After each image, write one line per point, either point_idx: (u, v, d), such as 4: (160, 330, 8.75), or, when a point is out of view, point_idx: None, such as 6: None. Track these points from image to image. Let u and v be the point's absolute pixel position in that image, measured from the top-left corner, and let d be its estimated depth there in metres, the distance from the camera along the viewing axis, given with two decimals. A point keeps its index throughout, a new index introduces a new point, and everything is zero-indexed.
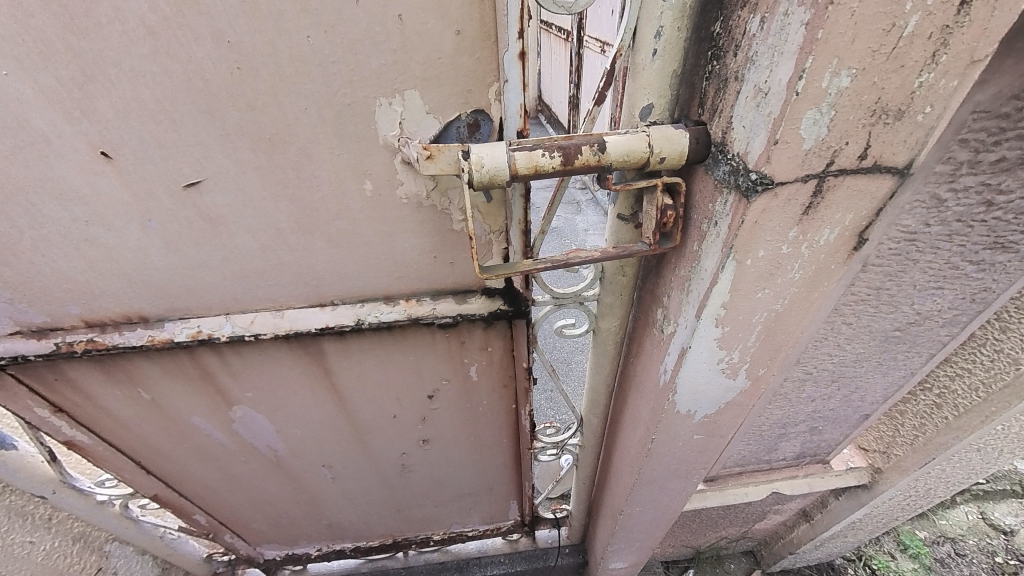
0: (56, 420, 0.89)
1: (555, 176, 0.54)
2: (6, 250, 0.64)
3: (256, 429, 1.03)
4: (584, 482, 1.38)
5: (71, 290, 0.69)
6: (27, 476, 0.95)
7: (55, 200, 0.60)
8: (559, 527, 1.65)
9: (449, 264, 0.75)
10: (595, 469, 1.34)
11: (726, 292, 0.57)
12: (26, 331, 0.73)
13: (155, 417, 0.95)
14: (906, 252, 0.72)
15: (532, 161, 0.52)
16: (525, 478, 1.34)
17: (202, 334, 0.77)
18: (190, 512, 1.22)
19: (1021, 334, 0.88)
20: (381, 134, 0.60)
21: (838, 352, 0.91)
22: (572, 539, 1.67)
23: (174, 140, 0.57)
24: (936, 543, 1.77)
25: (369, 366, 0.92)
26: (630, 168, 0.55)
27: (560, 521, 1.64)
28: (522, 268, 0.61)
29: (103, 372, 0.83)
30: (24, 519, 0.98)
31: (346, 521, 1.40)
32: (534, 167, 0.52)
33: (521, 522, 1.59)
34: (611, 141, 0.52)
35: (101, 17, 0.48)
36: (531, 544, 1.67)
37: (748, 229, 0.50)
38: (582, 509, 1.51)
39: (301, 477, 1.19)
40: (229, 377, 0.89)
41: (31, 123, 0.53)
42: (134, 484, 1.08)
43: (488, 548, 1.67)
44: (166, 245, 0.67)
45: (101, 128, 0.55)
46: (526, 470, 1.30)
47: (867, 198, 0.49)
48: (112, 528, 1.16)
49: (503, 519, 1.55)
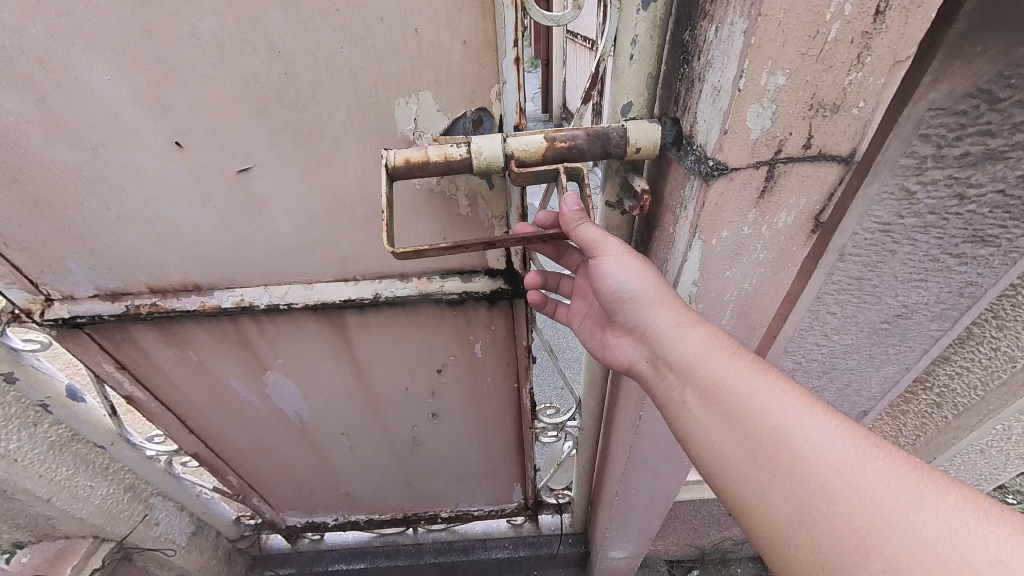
0: (120, 376, 1.03)
1: (554, 158, 0.63)
2: (92, 224, 0.77)
3: (285, 394, 1.14)
4: (586, 467, 1.43)
5: (142, 260, 0.83)
6: (93, 425, 1.09)
7: (135, 182, 0.73)
8: (561, 513, 1.71)
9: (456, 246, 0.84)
10: (595, 455, 1.39)
11: (697, 270, 0.64)
12: (103, 294, 0.87)
13: (201, 379, 1.08)
14: (882, 243, 0.76)
15: (443, 152, 0.62)
16: (528, 460, 1.41)
17: (245, 302, 0.89)
18: (224, 472, 1.35)
19: (1017, 332, 0.87)
20: (399, 129, 0.70)
21: (826, 342, 0.94)
22: (575, 527, 1.73)
23: (231, 133, 0.69)
24: None
25: (385, 340, 1.03)
26: (534, 160, 0.63)
27: (563, 507, 1.70)
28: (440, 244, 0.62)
29: (161, 334, 0.96)
30: (86, 464, 1.13)
31: (361, 492, 1.51)
32: (549, 143, 0.62)
33: (524, 506, 1.64)
34: (512, 138, 0.62)
35: (183, 34, 0.60)
36: (535, 531, 1.74)
37: (711, 210, 0.57)
38: (584, 496, 1.57)
39: (322, 445, 1.31)
40: (264, 344, 1.02)
41: (125, 121, 0.67)
42: (178, 441, 1.22)
43: (493, 531, 1.74)
44: (220, 223, 0.79)
45: (176, 123, 0.68)
46: (529, 452, 1.37)
47: (819, 183, 0.55)
48: (159, 484, 1.30)
49: (507, 502, 1.62)
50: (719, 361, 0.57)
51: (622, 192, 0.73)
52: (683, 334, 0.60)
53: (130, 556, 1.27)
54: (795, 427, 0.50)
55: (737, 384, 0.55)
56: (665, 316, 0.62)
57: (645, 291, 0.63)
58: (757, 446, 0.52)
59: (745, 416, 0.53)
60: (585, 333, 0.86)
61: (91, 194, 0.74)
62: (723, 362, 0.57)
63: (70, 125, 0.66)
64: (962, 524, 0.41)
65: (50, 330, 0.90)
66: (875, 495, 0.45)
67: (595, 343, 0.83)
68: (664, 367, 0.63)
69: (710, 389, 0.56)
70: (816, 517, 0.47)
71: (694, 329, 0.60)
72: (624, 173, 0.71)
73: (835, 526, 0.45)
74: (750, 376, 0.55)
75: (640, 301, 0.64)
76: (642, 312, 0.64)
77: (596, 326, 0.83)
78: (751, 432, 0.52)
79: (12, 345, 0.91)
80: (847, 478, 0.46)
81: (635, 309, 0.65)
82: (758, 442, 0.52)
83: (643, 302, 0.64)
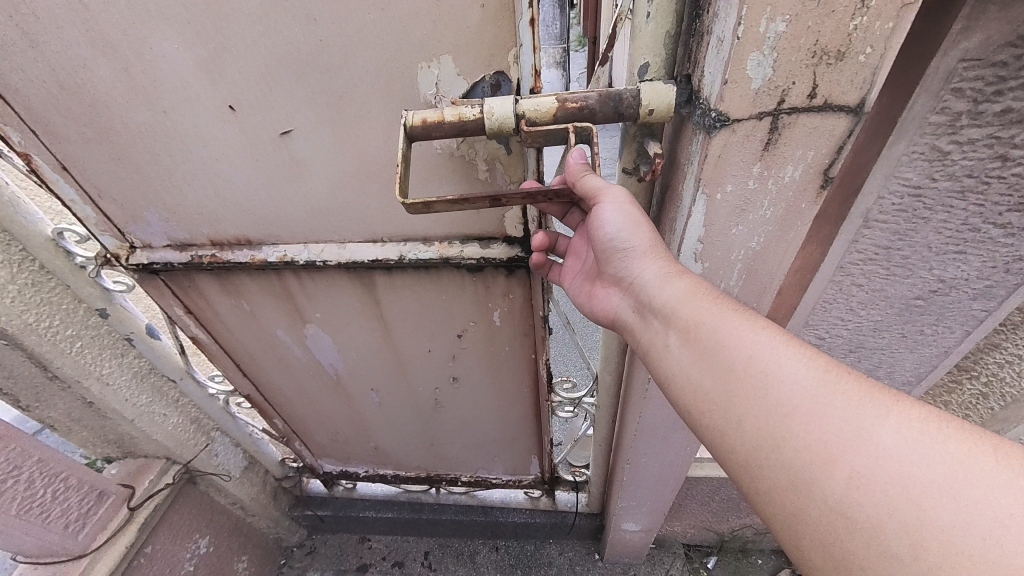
0: (186, 319, 1.19)
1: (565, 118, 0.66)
2: (164, 180, 0.90)
3: (323, 348, 1.26)
4: (602, 445, 1.47)
5: (203, 214, 0.95)
6: (166, 361, 1.27)
7: (198, 143, 0.84)
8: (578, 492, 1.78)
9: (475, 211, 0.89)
10: (611, 433, 1.42)
11: (701, 227, 0.65)
12: (173, 244, 1.01)
13: (252, 328, 1.22)
14: (912, 208, 0.72)
15: (458, 113, 0.67)
16: (545, 433, 1.46)
17: (287, 257, 1.00)
18: (271, 415, 1.51)
19: None
20: (421, 93, 0.75)
21: (851, 318, 0.91)
22: (591, 506, 1.76)
23: (274, 97, 0.78)
24: None
25: (410, 302, 1.11)
26: (544, 120, 0.66)
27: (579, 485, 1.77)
28: (447, 197, 0.67)
29: (219, 283, 1.10)
30: (161, 395, 1.31)
31: (389, 447, 1.63)
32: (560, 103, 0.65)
33: (541, 479, 1.70)
34: (524, 99, 0.66)
35: (235, 7, 0.69)
36: (551, 505, 1.80)
37: (713, 163, 0.58)
38: (600, 474, 1.60)
39: (355, 398, 1.43)
40: (304, 298, 1.13)
41: (189, 87, 0.77)
42: (234, 383, 1.39)
43: (511, 500, 1.83)
44: (266, 182, 0.89)
45: (229, 89, 0.77)
46: (546, 425, 1.42)
47: (826, 136, 0.55)
48: (218, 419, 1.49)
49: (524, 474, 1.68)
50: (703, 304, 0.61)
51: (639, 159, 0.73)
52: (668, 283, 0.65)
53: (195, 479, 1.46)
54: (769, 358, 0.55)
55: (717, 324, 0.59)
56: (652, 267, 0.67)
57: (639, 243, 0.66)
58: (732, 377, 0.56)
59: (723, 351, 0.58)
60: (573, 290, 0.91)
61: (163, 154, 0.86)
62: (706, 305, 0.61)
63: (147, 90, 0.78)
64: (920, 432, 0.47)
65: (133, 273, 1.06)
66: (844, 412, 0.49)
67: (584, 297, 0.88)
68: (648, 312, 0.68)
69: (691, 329, 0.61)
70: (788, 437, 0.51)
71: (679, 276, 0.65)
72: (642, 139, 0.70)
73: (805, 441, 0.50)
74: (731, 317, 0.59)
75: (632, 253, 0.68)
76: (632, 263, 0.68)
77: (585, 282, 0.87)
78: (727, 362, 0.57)
79: (105, 284, 1.09)
80: (814, 400, 0.51)
81: (626, 261, 0.69)
82: (734, 371, 0.56)
83: (634, 254, 0.67)
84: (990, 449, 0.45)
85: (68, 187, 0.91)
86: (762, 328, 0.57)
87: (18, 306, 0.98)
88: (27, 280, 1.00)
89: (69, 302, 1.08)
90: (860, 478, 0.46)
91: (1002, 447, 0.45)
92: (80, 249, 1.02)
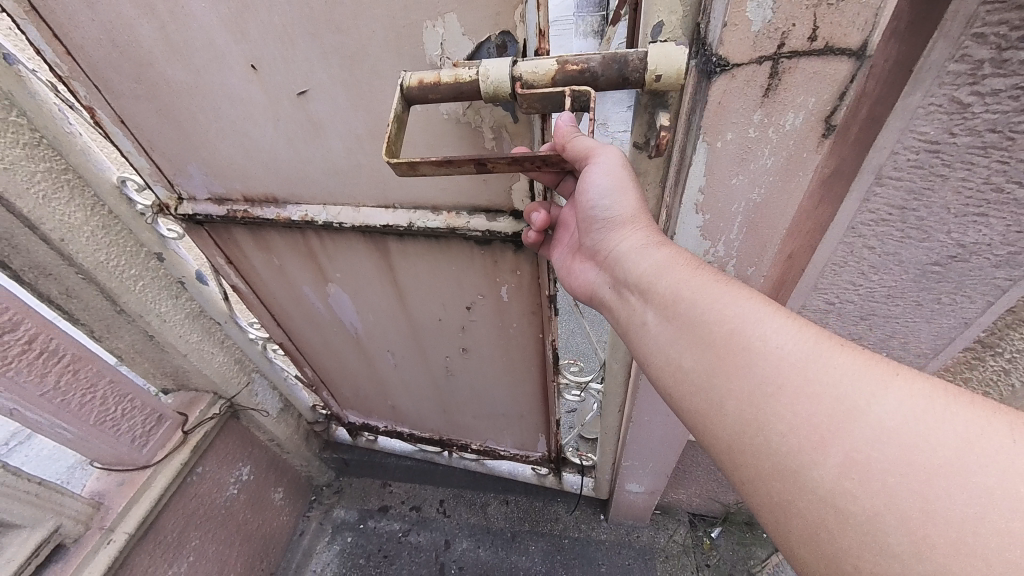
0: (227, 269, 1.31)
1: (564, 81, 0.67)
2: (202, 136, 0.99)
3: (344, 307, 1.37)
4: (608, 433, 1.48)
5: (237, 171, 1.04)
6: (212, 305, 1.42)
7: (230, 102, 0.92)
8: (583, 474, 1.83)
9: (483, 181, 0.92)
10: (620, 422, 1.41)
11: (702, 176, 0.67)
12: (212, 198, 1.12)
13: (282, 282, 1.33)
14: (928, 165, 0.71)
15: (456, 75, 0.70)
16: (551, 413, 1.51)
17: (308, 217, 1.08)
18: (301, 364, 1.66)
19: None
20: (428, 54, 0.79)
21: (861, 283, 0.90)
22: (597, 489, 1.83)
23: (295, 57, 0.84)
24: None
25: (423, 270, 1.17)
26: (541, 84, 0.68)
27: (585, 468, 1.82)
28: (431, 158, 0.68)
29: (253, 237, 1.21)
30: (209, 335, 1.47)
31: (404, 407, 1.75)
32: (559, 66, 0.66)
33: (548, 457, 1.78)
34: (522, 63, 0.68)
35: None
36: (557, 484, 1.88)
37: (713, 110, 0.60)
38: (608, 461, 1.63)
39: (373, 357, 1.53)
40: (326, 258, 1.22)
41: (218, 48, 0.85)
42: (269, 331, 1.53)
43: (519, 474, 1.89)
44: (289, 141, 0.96)
45: (254, 49, 0.84)
46: (552, 405, 1.48)
47: (827, 81, 0.55)
48: (257, 361, 1.65)
49: (532, 449, 1.77)
50: (681, 275, 0.66)
51: (647, 131, 0.70)
52: (648, 252, 0.71)
53: (237, 413, 1.63)
54: (754, 330, 0.57)
55: (700, 295, 0.63)
56: (636, 238, 0.72)
57: (624, 211, 0.72)
58: (716, 353, 0.59)
59: (708, 326, 0.61)
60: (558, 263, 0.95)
61: (202, 111, 0.95)
62: (687, 278, 0.66)
63: (186, 50, 0.86)
64: (922, 407, 0.48)
65: (181, 223, 1.19)
66: (836, 389, 0.51)
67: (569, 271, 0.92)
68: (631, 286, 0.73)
69: (672, 300, 0.65)
70: (773, 417, 0.53)
71: (660, 247, 0.70)
72: (652, 110, 0.68)
73: (792, 425, 0.51)
74: (716, 288, 0.63)
75: (621, 224, 0.73)
76: (618, 232, 0.74)
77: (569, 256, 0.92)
78: (714, 336, 0.60)
79: (160, 231, 1.23)
80: (799, 368, 0.53)
81: (614, 231, 0.75)
82: (719, 341, 0.59)
83: (621, 223, 0.73)
84: (1001, 425, 0.45)
85: (125, 139, 1.03)
86: (747, 299, 0.60)
87: (93, 245, 1.13)
88: (99, 222, 1.14)
89: (132, 246, 1.23)
90: (856, 463, 0.47)
91: (1020, 429, 0.45)
92: (139, 196, 1.14)
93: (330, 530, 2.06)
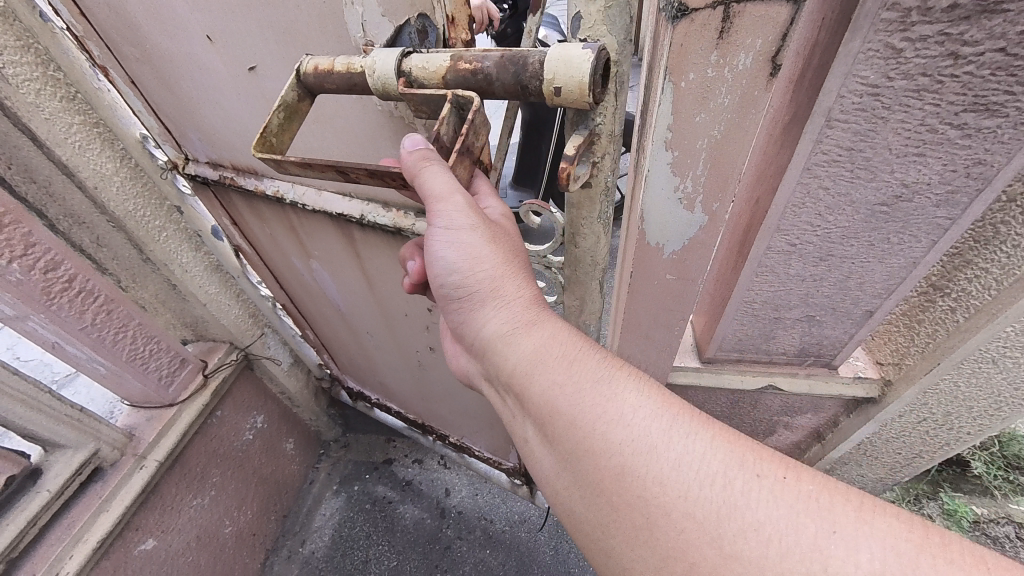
0: (231, 229, 1.43)
1: (455, 80, 0.71)
2: (188, 102, 1.07)
3: (326, 283, 1.48)
4: None
5: (218, 139, 1.14)
6: (226, 259, 1.51)
7: (202, 72, 0.99)
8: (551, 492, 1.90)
9: None
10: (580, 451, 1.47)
11: (669, 115, 0.77)
12: (208, 162, 1.22)
13: (276, 248, 1.45)
14: (871, 108, 0.80)
15: (350, 64, 0.75)
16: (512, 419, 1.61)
17: (279, 193, 1.17)
18: (303, 325, 1.82)
19: None
20: (352, 37, 0.80)
21: (819, 223, 1.00)
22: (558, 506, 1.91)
23: (241, 29, 0.88)
24: (995, 521, 1.88)
25: (388, 262, 1.25)
26: (433, 81, 0.72)
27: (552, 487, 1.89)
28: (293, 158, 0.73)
29: (246, 203, 1.30)
30: (226, 286, 1.57)
31: (390, 382, 1.91)
32: (452, 64, 0.71)
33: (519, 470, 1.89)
34: (414, 59, 0.72)
35: None
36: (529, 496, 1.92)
37: (676, 52, 0.69)
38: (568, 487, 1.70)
39: (359, 333, 1.68)
40: (306, 235, 1.32)
41: (181, 18, 0.91)
42: (273, 291, 1.67)
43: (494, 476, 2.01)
44: (252, 113, 1.02)
45: (210, 19, 0.89)
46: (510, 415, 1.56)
47: (771, 23, 0.65)
48: (268, 317, 1.76)
49: (502, 458, 1.91)
50: (555, 373, 0.83)
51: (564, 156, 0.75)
52: (518, 338, 0.87)
53: (251, 362, 1.75)
54: (625, 454, 0.75)
55: (583, 411, 0.80)
56: (507, 328, 0.89)
57: (484, 297, 0.89)
58: (599, 484, 0.77)
59: (584, 428, 0.79)
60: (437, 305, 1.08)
61: (185, 79, 1.02)
62: (567, 385, 0.82)
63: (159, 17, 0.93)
64: (775, 508, 0.68)
65: (189, 182, 1.29)
66: (694, 491, 0.71)
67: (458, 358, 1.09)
68: (524, 400, 0.87)
69: (559, 418, 0.81)
70: (654, 535, 0.71)
71: (533, 340, 0.87)
72: (576, 130, 0.75)
73: (676, 540, 0.69)
74: (604, 392, 0.81)
75: (503, 316, 0.89)
76: (497, 312, 0.89)
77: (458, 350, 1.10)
78: (599, 461, 0.77)
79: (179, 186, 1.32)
80: (650, 460, 0.74)
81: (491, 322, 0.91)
82: (598, 457, 0.77)
83: (490, 306, 0.90)
84: (812, 507, 0.68)
85: (134, 98, 1.11)
86: (617, 405, 0.79)
87: (121, 195, 1.24)
88: (127, 174, 1.24)
89: (157, 199, 1.33)
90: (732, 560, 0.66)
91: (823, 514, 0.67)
92: (160, 152, 1.23)
93: (338, 480, 2.19)
